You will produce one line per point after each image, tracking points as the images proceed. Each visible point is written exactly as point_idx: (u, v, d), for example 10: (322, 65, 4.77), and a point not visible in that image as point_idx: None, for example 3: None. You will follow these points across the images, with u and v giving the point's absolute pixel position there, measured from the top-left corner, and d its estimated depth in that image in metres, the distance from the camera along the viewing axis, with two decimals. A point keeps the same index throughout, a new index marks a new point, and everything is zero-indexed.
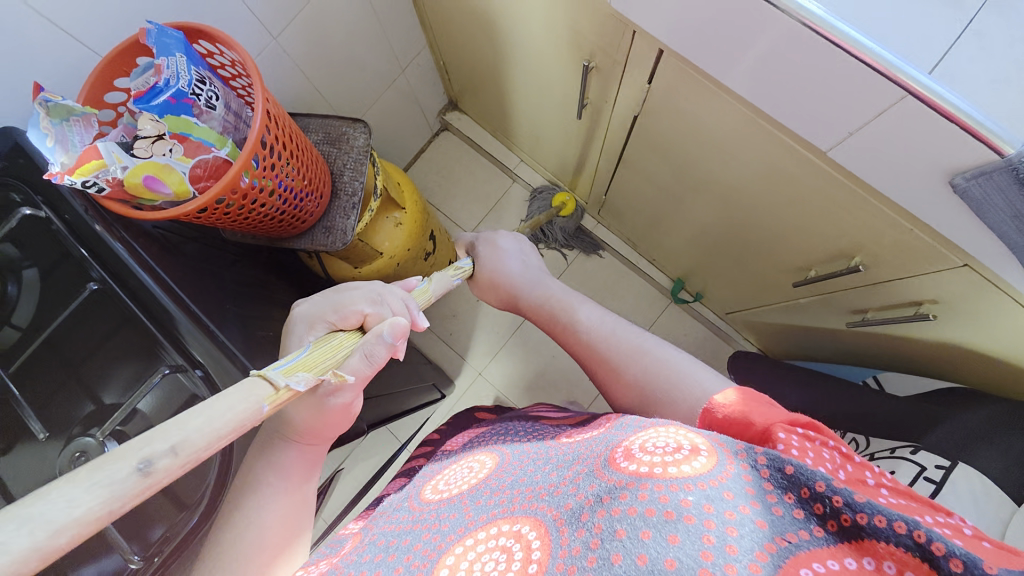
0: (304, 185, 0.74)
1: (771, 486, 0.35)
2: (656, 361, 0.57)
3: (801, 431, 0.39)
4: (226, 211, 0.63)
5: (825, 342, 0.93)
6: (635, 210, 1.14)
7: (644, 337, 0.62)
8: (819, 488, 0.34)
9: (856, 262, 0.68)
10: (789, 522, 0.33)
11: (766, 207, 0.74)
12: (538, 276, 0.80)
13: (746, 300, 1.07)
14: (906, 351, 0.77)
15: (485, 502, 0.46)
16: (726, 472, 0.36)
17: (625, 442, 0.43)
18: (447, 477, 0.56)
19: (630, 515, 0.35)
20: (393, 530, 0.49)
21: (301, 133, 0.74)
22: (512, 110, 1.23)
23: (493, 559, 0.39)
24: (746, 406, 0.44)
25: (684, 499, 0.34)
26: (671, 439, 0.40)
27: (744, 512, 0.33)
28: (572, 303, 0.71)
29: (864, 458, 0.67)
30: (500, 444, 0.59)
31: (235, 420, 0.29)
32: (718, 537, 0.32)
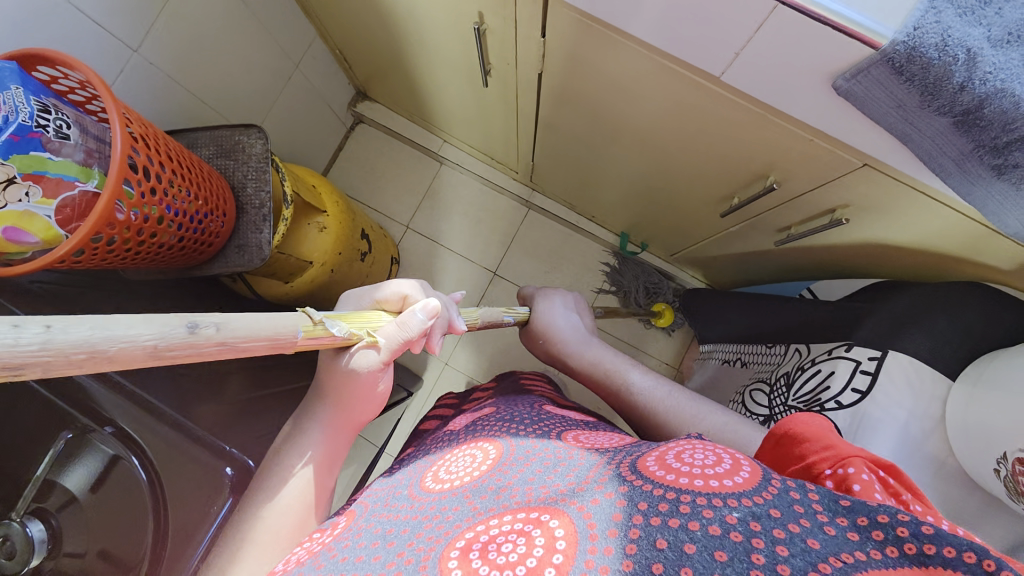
0: (201, 205, 0.68)
1: (821, 505, 0.34)
2: (719, 428, 0.57)
3: (883, 475, 0.38)
4: (110, 249, 0.57)
5: (761, 264, 0.96)
6: (564, 170, 1.13)
7: (704, 404, 0.62)
8: (883, 518, 0.32)
9: (771, 182, 0.70)
10: (844, 542, 0.32)
11: (682, 144, 0.75)
12: (588, 337, 0.81)
13: (684, 239, 1.10)
14: (831, 258, 0.80)
15: (494, 497, 0.42)
16: (772, 488, 0.36)
17: (656, 451, 0.43)
18: (452, 463, 0.51)
19: (671, 527, 0.34)
20: (390, 518, 0.43)
21: (181, 148, 0.67)
22: (420, 89, 1.18)
23: (512, 543, 0.36)
24: (827, 434, 0.42)
25: (729, 516, 0.34)
26: (710, 453, 0.40)
27: (792, 531, 0.32)
28: (627, 366, 0.72)
29: (808, 364, 0.70)
30: (505, 433, 0.54)
31: (189, 340, 0.26)
32: (768, 555, 0.31)
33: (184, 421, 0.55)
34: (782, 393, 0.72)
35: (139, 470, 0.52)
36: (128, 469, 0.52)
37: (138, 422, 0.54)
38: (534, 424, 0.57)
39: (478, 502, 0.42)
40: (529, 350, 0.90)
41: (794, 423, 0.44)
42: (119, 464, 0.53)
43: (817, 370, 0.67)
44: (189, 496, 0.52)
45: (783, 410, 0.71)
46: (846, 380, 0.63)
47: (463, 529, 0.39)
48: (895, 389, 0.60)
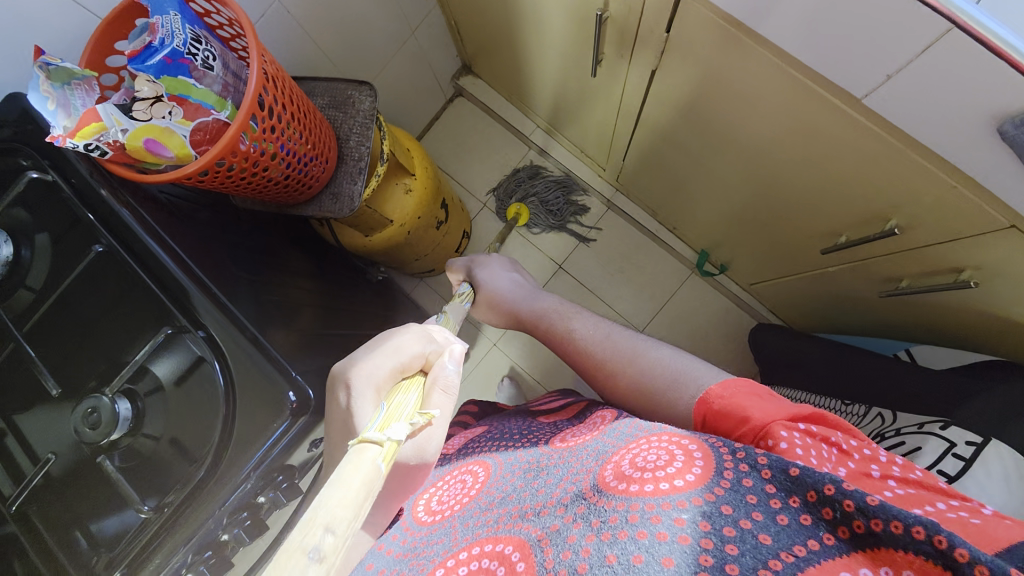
0: (309, 149, 0.73)
1: (774, 489, 0.40)
2: (654, 364, 0.63)
3: (805, 428, 0.46)
4: (229, 174, 0.63)
5: (853, 313, 0.88)
6: (655, 175, 1.09)
7: (639, 341, 0.68)
8: (828, 492, 0.38)
9: (890, 226, 0.63)
10: (796, 533, 0.38)
11: (794, 168, 0.69)
12: (530, 292, 0.87)
13: (770, 270, 1.03)
14: (941, 322, 0.72)
15: (475, 523, 0.50)
16: (721, 488, 0.41)
17: (618, 459, 0.49)
18: (441, 494, 0.59)
19: (619, 540, 0.39)
20: (399, 549, 0.52)
21: (305, 102, 0.72)
22: (525, 71, 1.18)
23: (482, 574, 0.43)
24: (742, 401, 0.50)
25: (678, 518, 0.39)
26: (661, 452, 0.46)
27: (743, 530, 0.38)
28: (563, 314, 0.79)
29: (889, 433, 0.63)
30: (493, 455, 0.63)
31: (368, 485, 0.30)
32: (717, 557, 0.37)
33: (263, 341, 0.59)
34: None
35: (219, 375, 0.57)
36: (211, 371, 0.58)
37: (224, 331, 0.59)
38: (521, 439, 0.65)
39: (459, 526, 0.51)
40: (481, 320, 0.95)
41: (715, 400, 0.52)
42: (202, 366, 0.58)
43: (899, 441, 0.61)
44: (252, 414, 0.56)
45: None
46: (932, 460, 0.57)
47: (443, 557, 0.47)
48: (989, 482, 0.53)
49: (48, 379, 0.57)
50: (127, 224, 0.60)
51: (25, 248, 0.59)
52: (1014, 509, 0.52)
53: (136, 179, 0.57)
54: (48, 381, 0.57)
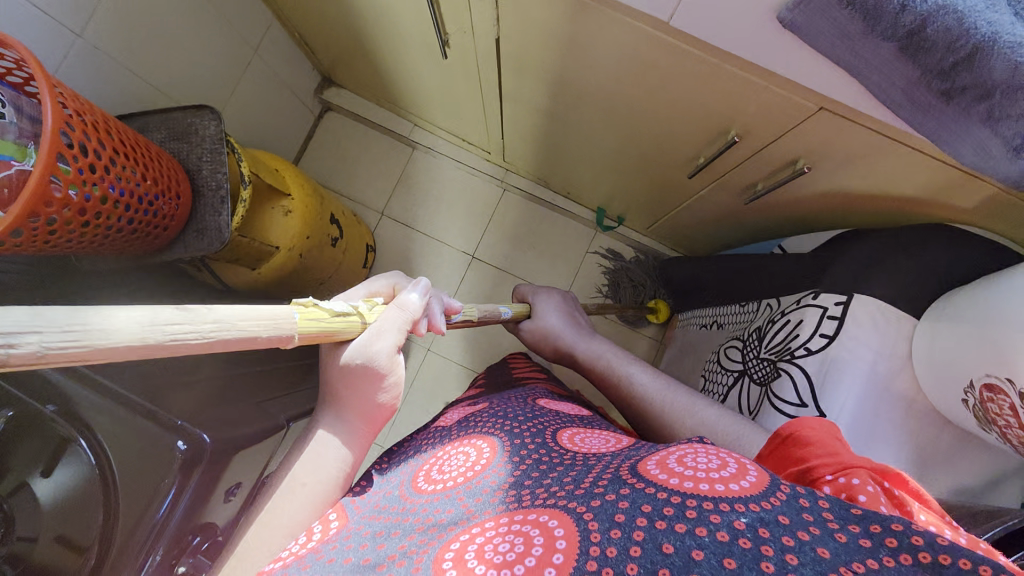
0: (152, 185, 0.66)
1: (832, 515, 0.33)
2: (710, 416, 0.61)
3: (889, 489, 0.37)
4: (55, 229, 0.55)
5: (733, 228, 0.96)
6: (535, 145, 1.12)
7: (699, 400, 0.65)
8: (896, 528, 0.32)
9: (731, 136, 0.69)
10: (854, 550, 0.31)
11: (642, 104, 0.73)
12: (587, 334, 0.88)
13: (657, 210, 1.09)
14: (799, 213, 0.80)
15: (489, 500, 0.42)
16: (783, 490, 0.36)
17: (659, 455, 0.43)
18: (446, 463, 0.50)
19: (676, 532, 0.34)
20: (381, 520, 0.43)
21: (138, 139, 0.68)
22: (385, 71, 1.15)
23: (505, 549, 0.36)
24: (838, 444, 0.43)
25: (737, 520, 0.34)
26: (715, 457, 0.41)
27: (802, 540, 0.32)
28: (621, 362, 0.77)
29: (779, 317, 0.69)
30: (497, 432, 0.54)
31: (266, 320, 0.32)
32: (777, 564, 0.31)
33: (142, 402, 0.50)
34: (754, 346, 0.72)
35: (88, 455, 0.46)
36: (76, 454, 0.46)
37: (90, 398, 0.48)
38: (524, 416, 0.57)
39: (470, 502, 0.43)
40: (533, 347, 0.95)
41: (803, 428, 0.46)
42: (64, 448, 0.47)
43: (787, 321, 0.67)
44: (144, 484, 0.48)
45: (756, 363, 0.71)
46: (814, 327, 0.63)
47: (447, 539, 0.39)
48: (860, 331, 0.60)
49: None
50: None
51: None
52: (882, 346, 0.59)
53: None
54: None
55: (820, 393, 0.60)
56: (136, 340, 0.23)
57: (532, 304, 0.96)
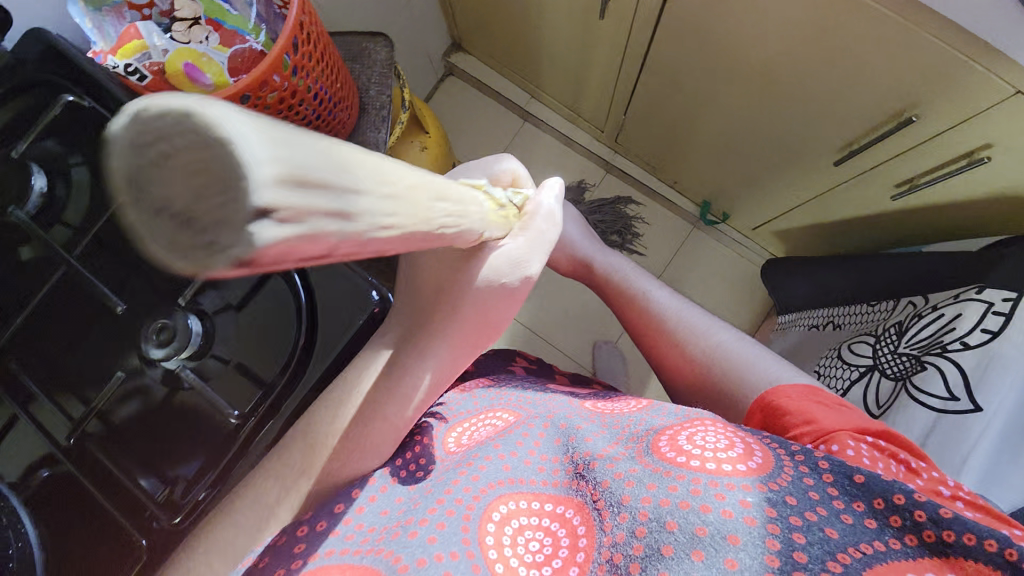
0: (338, 92, 0.73)
1: (838, 491, 0.42)
2: (723, 341, 0.68)
3: (870, 442, 0.49)
4: (267, 107, 0.61)
5: (862, 228, 0.93)
6: (658, 125, 1.13)
7: (711, 322, 0.71)
8: (900, 501, 0.40)
9: (906, 116, 0.68)
10: (860, 531, 0.40)
11: (811, 79, 0.73)
12: (597, 244, 0.86)
13: (775, 205, 1.08)
14: (951, 213, 0.78)
15: (510, 466, 0.49)
16: (786, 477, 0.43)
17: (671, 432, 0.50)
18: (476, 428, 0.57)
19: (682, 509, 0.40)
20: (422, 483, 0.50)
21: (332, 50, 0.71)
22: (521, 37, 1.20)
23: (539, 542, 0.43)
24: (810, 406, 0.54)
25: (745, 500, 0.41)
26: (720, 436, 0.47)
27: (810, 520, 0.40)
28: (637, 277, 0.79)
29: (925, 310, 0.66)
30: (520, 404, 0.60)
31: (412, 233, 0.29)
32: (785, 542, 0.38)
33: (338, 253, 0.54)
34: (887, 339, 0.69)
35: (299, 291, 0.53)
36: (285, 284, 0.53)
37: None
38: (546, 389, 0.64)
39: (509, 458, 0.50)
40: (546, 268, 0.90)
41: (778, 397, 0.57)
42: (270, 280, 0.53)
43: (938, 314, 0.64)
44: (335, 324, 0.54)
45: (891, 357, 0.67)
46: (975, 321, 0.60)
47: (495, 491, 0.46)
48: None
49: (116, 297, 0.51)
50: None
51: (60, 183, 0.54)
52: None
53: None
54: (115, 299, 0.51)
55: (978, 387, 0.59)
56: (327, 222, 0.22)
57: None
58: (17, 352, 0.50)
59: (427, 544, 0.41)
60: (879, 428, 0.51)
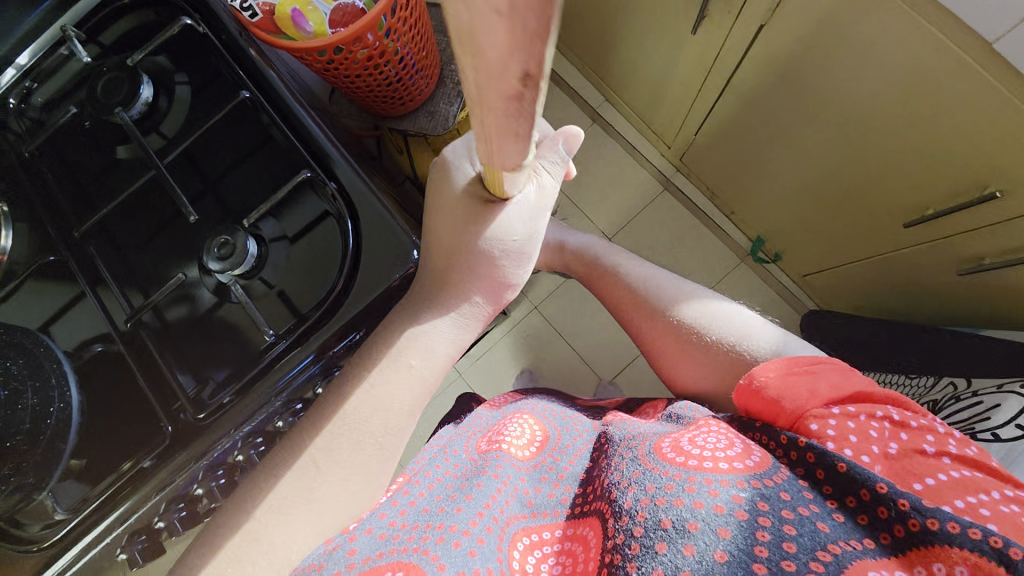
0: (421, 61, 0.76)
1: (830, 492, 0.45)
2: (750, 328, 0.68)
3: (842, 411, 0.50)
4: (353, 62, 0.66)
5: (918, 297, 0.89)
6: (727, 151, 1.11)
7: (702, 295, 0.75)
8: (880, 490, 0.42)
9: (991, 191, 0.65)
10: (849, 531, 0.41)
11: (896, 133, 0.70)
12: (583, 236, 0.92)
13: (830, 256, 1.04)
14: (1016, 301, 0.74)
15: (544, 495, 0.55)
16: (780, 476, 0.46)
17: (674, 437, 0.52)
18: (508, 433, 0.61)
19: (676, 507, 0.43)
20: (450, 479, 0.55)
21: (426, 20, 0.74)
22: (609, 40, 1.20)
23: (557, 562, 0.47)
24: (784, 386, 0.53)
25: (737, 496, 0.43)
26: (719, 438, 0.50)
27: (800, 517, 0.42)
28: (646, 270, 0.81)
29: (963, 393, 0.65)
30: (548, 421, 0.65)
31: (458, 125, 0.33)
32: (773, 534, 0.40)
33: (390, 206, 0.56)
34: None
35: (348, 235, 0.55)
36: (338, 227, 0.56)
37: (356, 190, 0.56)
38: (574, 416, 0.69)
39: (518, 489, 0.54)
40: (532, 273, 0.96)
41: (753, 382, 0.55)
42: (326, 221, 0.56)
43: (977, 401, 0.63)
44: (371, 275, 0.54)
45: None
46: (1011, 415, 0.59)
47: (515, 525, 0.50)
48: None
49: (188, 206, 0.56)
50: (276, 85, 0.59)
51: (164, 96, 0.59)
52: None
53: (267, 39, 0.59)
54: (187, 207, 0.56)
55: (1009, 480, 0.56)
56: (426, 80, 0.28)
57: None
58: (96, 240, 0.56)
59: (466, 554, 0.43)
60: (856, 392, 0.52)
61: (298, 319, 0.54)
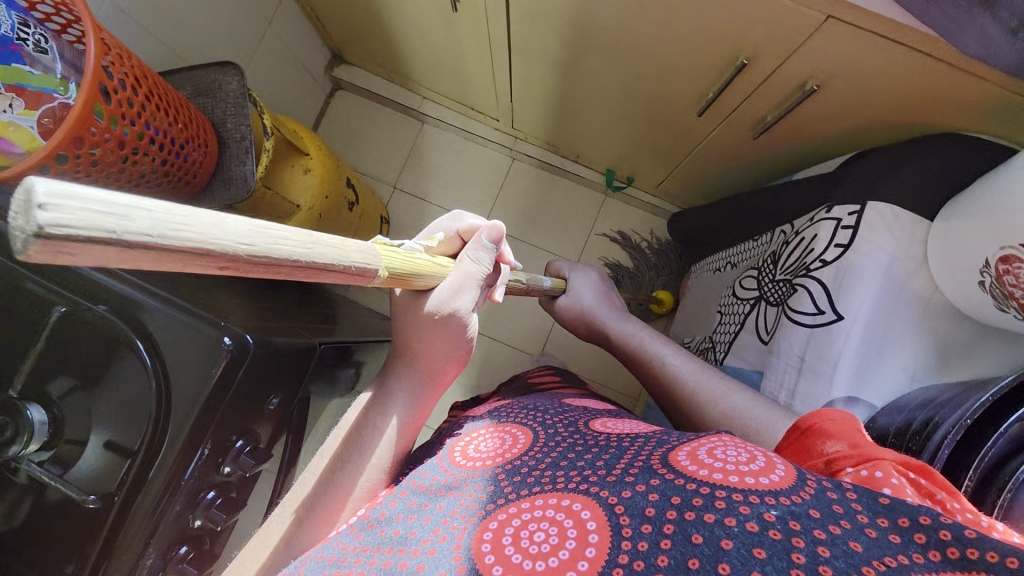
0: (182, 130, 0.69)
1: (861, 507, 0.34)
2: (743, 401, 0.62)
3: (913, 476, 0.37)
4: (95, 164, 0.58)
5: (743, 170, 0.97)
6: (544, 103, 1.14)
7: (729, 383, 0.67)
8: (924, 521, 0.32)
9: (740, 60, 0.71)
10: (886, 546, 0.32)
11: (656, 38, 0.75)
12: (622, 315, 0.88)
13: (667, 161, 1.11)
14: (809, 143, 0.82)
15: (525, 479, 0.44)
16: (808, 488, 0.36)
17: (688, 446, 0.43)
18: (478, 444, 0.52)
19: (705, 522, 0.35)
20: (422, 491, 0.46)
21: (162, 82, 0.69)
22: (394, 40, 1.18)
23: (542, 531, 0.38)
24: (854, 434, 0.42)
25: (767, 512, 0.34)
26: (744, 451, 0.41)
27: (834, 533, 0.33)
28: (650, 340, 0.80)
29: (793, 237, 0.70)
30: (530, 421, 0.55)
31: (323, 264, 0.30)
32: (809, 555, 0.32)
33: (184, 309, 0.48)
34: (770, 270, 0.74)
35: (144, 356, 0.46)
36: (130, 352, 0.47)
37: (127, 308, 0.47)
38: (558, 413, 0.57)
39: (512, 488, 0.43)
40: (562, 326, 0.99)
41: (820, 417, 0.45)
42: (118, 353, 0.47)
43: (802, 239, 0.68)
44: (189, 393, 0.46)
45: (772, 286, 0.72)
46: (829, 239, 0.63)
47: (485, 517, 0.41)
48: (873, 234, 0.60)
49: None
50: None
51: None
52: (903, 248, 0.60)
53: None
54: None
55: (837, 298, 0.60)
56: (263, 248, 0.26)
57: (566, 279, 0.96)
58: None
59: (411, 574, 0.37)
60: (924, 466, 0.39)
61: (130, 462, 0.46)
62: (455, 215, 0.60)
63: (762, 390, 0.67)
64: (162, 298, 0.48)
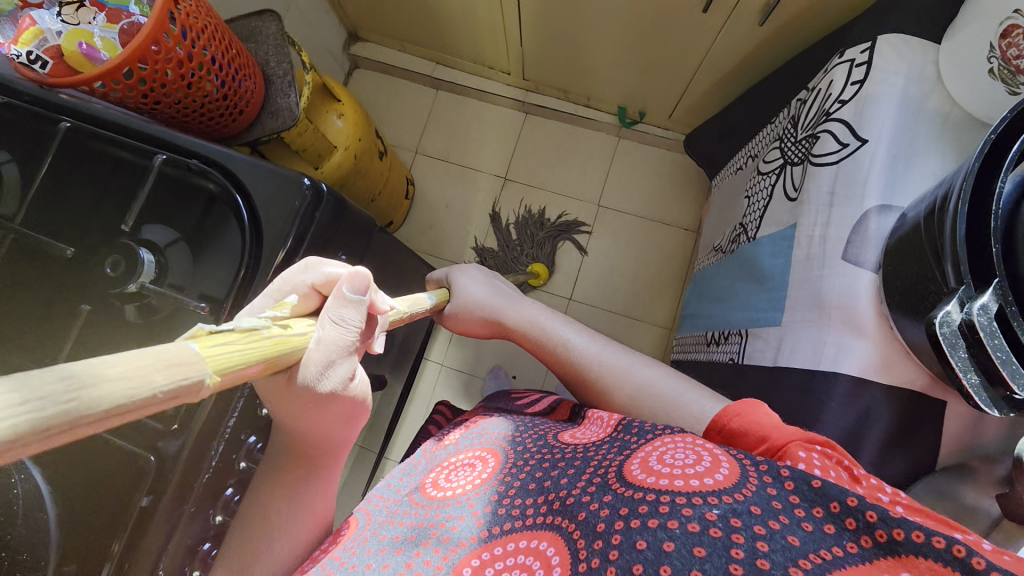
0: (235, 64, 0.75)
1: (799, 499, 0.39)
2: (645, 378, 0.65)
3: (821, 449, 0.45)
4: (162, 80, 0.64)
5: (753, 69, 1.01)
6: (554, 42, 1.19)
7: (630, 358, 0.69)
8: (852, 503, 0.37)
9: None
10: (821, 538, 0.36)
11: None
12: (516, 299, 0.83)
13: (679, 81, 1.15)
14: (814, 20, 0.86)
15: (496, 509, 0.48)
16: (750, 488, 0.40)
17: (641, 452, 0.48)
18: (449, 473, 0.55)
19: (649, 528, 0.39)
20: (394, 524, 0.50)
21: (222, 23, 0.73)
22: (407, 3, 1.25)
23: None
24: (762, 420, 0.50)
25: (709, 512, 0.39)
26: (689, 453, 0.45)
27: (772, 528, 0.37)
28: (549, 323, 0.77)
29: (810, 95, 0.73)
30: (501, 439, 0.58)
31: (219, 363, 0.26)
32: (747, 551, 0.36)
33: (266, 163, 0.53)
34: (790, 136, 0.77)
35: (241, 208, 0.51)
36: (226, 203, 0.52)
37: (217, 163, 0.52)
38: (525, 425, 0.61)
39: (475, 500, 0.50)
40: (456, 332, 0.88)
41: (735, 414, 0.53)
42: (213, 203, 0.52)
43: (819, 93, 0.71)
44: (274, 230, 0.50)
45: (794, 147, 0.75)
46: (845, 80, 0.66)
47: (470, 548, 0.45)
48: (886, 63, 0.63)
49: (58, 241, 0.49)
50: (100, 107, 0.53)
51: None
52: (918, 71, 0.63)
53: (63, 81, 0.57)
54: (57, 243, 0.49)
55: (859, 128, 0.63)
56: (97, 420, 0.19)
57: (450, 286, 0.86)
58: None
59: None
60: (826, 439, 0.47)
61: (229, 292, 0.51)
62: (353, 256, 0.48)
63: (798, 239, 0.68)
64: (245, 154, 0.52)
